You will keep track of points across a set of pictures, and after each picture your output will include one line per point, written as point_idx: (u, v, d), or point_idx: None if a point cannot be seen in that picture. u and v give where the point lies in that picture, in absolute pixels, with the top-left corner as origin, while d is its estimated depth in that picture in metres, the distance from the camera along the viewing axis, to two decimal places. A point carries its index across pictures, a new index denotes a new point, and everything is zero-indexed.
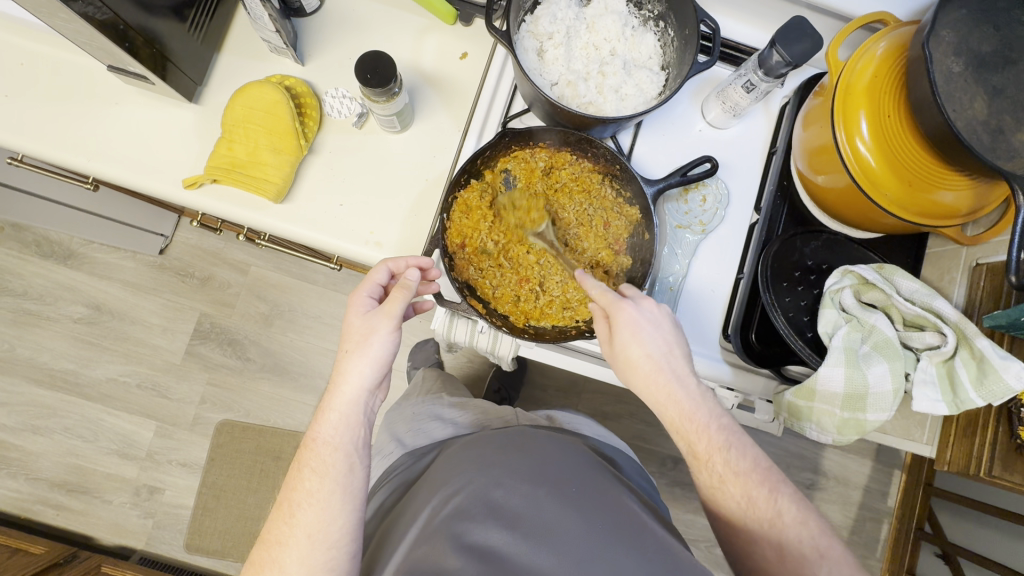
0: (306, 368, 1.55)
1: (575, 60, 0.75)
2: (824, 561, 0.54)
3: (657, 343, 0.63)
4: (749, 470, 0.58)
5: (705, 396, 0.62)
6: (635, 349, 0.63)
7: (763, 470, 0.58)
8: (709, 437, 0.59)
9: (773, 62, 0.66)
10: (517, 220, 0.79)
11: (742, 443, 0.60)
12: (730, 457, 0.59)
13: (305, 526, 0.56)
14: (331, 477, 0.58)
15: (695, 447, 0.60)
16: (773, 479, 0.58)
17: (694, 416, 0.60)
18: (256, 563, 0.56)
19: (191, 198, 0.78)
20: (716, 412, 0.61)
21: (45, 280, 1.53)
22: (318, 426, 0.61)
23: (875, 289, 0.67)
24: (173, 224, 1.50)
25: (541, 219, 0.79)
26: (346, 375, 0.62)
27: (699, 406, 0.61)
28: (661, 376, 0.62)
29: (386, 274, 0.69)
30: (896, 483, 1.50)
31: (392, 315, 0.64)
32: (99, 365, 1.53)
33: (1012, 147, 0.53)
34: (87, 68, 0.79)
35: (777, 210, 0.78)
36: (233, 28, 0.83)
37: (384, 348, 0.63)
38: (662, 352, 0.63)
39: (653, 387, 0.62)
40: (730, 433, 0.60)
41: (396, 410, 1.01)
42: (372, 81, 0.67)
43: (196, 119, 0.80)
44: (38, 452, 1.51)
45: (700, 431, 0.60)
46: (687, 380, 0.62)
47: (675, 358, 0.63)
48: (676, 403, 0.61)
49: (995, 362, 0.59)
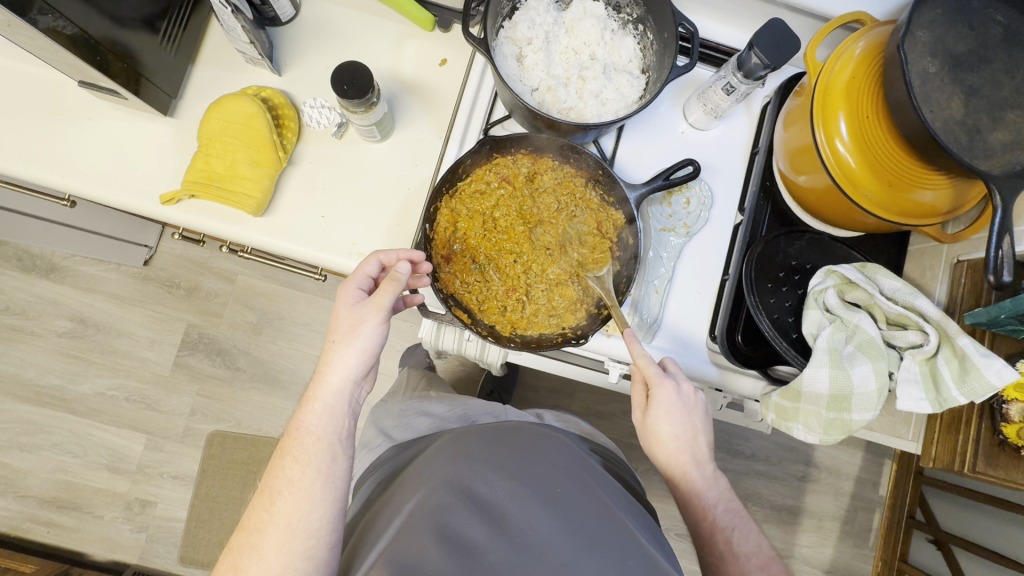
0: (296, 376, 1.54)
1: (555, 65, 0.75)
2: None
3: (684, 424, 0.66)
4: (751, 554, 0.62)
5: (717, 478, 0.67)
6: (664, 427, 0.66)
7: (764, 557, 0.62)
8: (715, 517, 0.64)
9: (751, 64, 0.66)
10: (579, 259, 0.77)
11: (745, 528, 0.64)
12: (732, 538, 0.62)
13: (284, 514, 0.57)
14: (313, 466, 0.59)
15: (701, 528, 0.64)
16: (773, 566, 0.62)
17: (704, 494, 0.65)
18: (233, 549, 0.57)
19: (170, 213, 0.77)
20: (724, 495, 0.66)
21: (27, 295, 1.51)
22: (302, 415, 0.62)
23: (858, 288, 0.67)
24: (157, 235, 1.48)
25: (605, 261, 0.76)
26: (332, 365, 0.62)
27: (710, 486, 0.65)
28: (680, 453, 0.66)
29: (377, 266, 0.68)
30: (887, 472, 1.52)
31: (381, 307, 0.63)
32: (86, 379, 1.51)
33: (990, 146, 0.53)
34: (58, 83, 0.78)
35: (760, 211, 0.78)
36: (206, 39, 0.81)
37: (372, 339, 0.63)
38: (687, 429, 0.66)
39: (672, 461, 0.66)
40: (735, 516, 0.65)
41: (381, 408, 0.99)
42: (350, 92, 0.67)
43: (171, 132, 0.79)
44: (27, 470, 1.49)
45: (708, 509, 0.64)
46: (703, 460, 0.67)
47: (696, 437, 0.67)
48: (690, 481, 0.66)
49: (977, 360, 0.59)
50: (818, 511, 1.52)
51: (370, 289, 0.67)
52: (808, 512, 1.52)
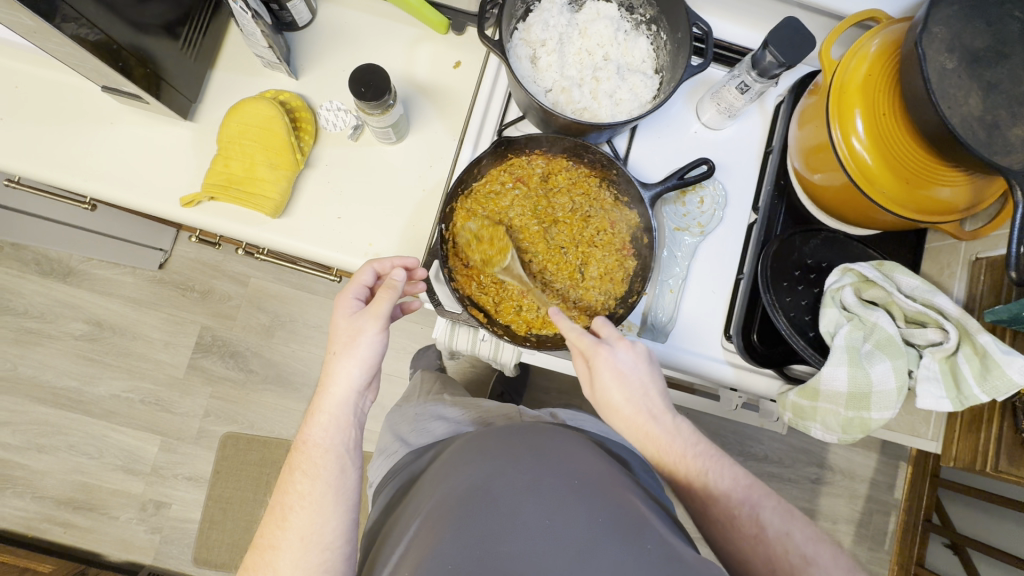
0: (309, 378, 1.55)
1: (569, 66, 0.75)
2: (811, 568, 0.54)
3: (632, 386, 0.65)
4: (730, 491, 0.60)
5: (681, 429, 0.64)
6: (615, 393, 0.65)
7: (744, 487, 0.60)
8: (687, 464, 0.62)
9: (766, 63, 0.66)
10: (483, 258, 0.77)
11: (721, 465, 0.62)
12: (709, 481, 0.60)
13: (297, 529, 0.57)
14: (323, 479, 0.59)
15: (676, 475, 0.62)
16: (755, 494, 0.60)
17: (670, 448, 0.63)
18: (250, 566, 0.57)
19: (190, 216, 0.78)
20: (690, 440, 0.63)
21: (45, 298, 1.53)
22: (308, 429, 0.62)
23: (876, 287, 0.67)
24: (172, 238, 1.49)
25: (506, 251, 0.76)
26: (334, 377, 0.63)
27: (673, 437, 0.63)
28: (638, 417, 0.64)
29: (372, 275, 0.68)
30: (903, 474, 1.50)
31: (378, 315, 0.63)
32: (102, 381, 1.53)
33: (1010, 142, 0.53)
34: (79, 88, 0.79)
35: (775, 209, 0.78)
36: (225, 44, 0.82)
37: (372, 348, 0.63)
38: (638, 392, 0.65)
39: (633, 427, 0.65)
40: (707, 458, 0.62)
41: (397, 413, 0.99)
42: (367, 94, 0.68)
43: (191, 136, 0.80)
44: (43, 471, 1.50)
45: (678, 459, 0.62)
46: (663, 416, 0.64)
47: (651, 399, 0.65)
48: (653, 439, 0.64)
49: (999, 357, 0.59)
50: (833, 514, 1.51)
51: (367, 298, 0.67)
52: (822, 515, 1.51)
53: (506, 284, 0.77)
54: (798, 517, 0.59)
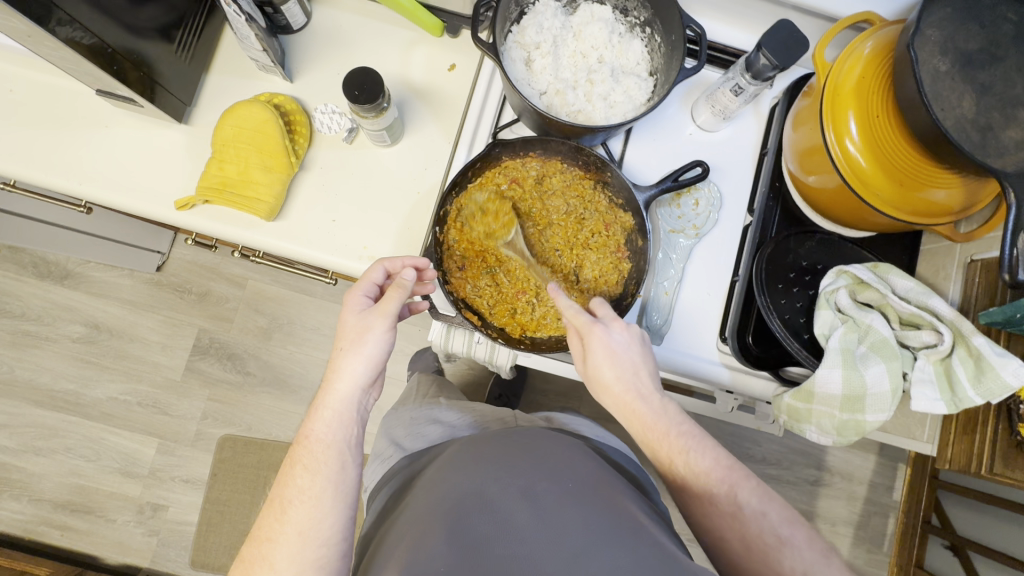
0: (306, 380, 1.55)
1: (563, 68, 0.75)
2: (785, 550, 0.54)
3: (625, 363, 0.65)
4: (709, 470, 0.58)
5: (667, 408, 0.63)
6: (604, 370, 0.65)
7: (725, 467, 0.59)
8: (670, 443, 0.61)
9: (759, 65, 0.66)
10: (486, 230, 0.76)
11: (704, 447, 0.60)
12: (689, 460, 0.59)
13: (296, 523, 0.57)
14: (324, 474, 0.59)
15: (658, 454, 0.61)
16: (736, 475, 0.58)
17: (654, 426, 0.62)
18: (246, 559, 0.57)
19: (185, 219, 0.78)
20: (677, 419, 0.62)
21: (42, 300, 1.53)
22: (312, 423, 0.62)
23: (870, 288, 0.67)
24: (170, 241, 1.50)
25: (510, 225, 0.76)
26: (340, 373, 0.62)
27: (659, 416, 0.62)
28: (625, 395, 0.64)
29: (381, 274, 0.69)
30: (901, 476, 1.50)
31: (387, 314, 0.64)
32: (99, 383, 1.53)
33: (1002, 144, 0.53)
34: (74, 91, 0.79)
35: (770, 211, 0.78)
36: (220, 47, 0.83)
37: (379, 347, 0.63)
38: (629, 370, 0.64)
39: (622, 405, 0.64)
40: (691, 438, 0.61)
41: (392, 416, 0.99)
42: (361, 97, 0.68)
43: (186, 139, 0.80)
44: (40, 474, 1.50)
45: (662, 438, 0.61)
46: (651, 396, 0.64)
47: (641, 378, 0.64)
48: (638, 417, 0.63)
49: (993, 360, 0.59)
50: (831, 516, 1.51)
51: (375, 295, 0.68)
52: (821, 517, 1.50)
53: (507, 258, 0.77)
54: (777, 500, 0.57)
